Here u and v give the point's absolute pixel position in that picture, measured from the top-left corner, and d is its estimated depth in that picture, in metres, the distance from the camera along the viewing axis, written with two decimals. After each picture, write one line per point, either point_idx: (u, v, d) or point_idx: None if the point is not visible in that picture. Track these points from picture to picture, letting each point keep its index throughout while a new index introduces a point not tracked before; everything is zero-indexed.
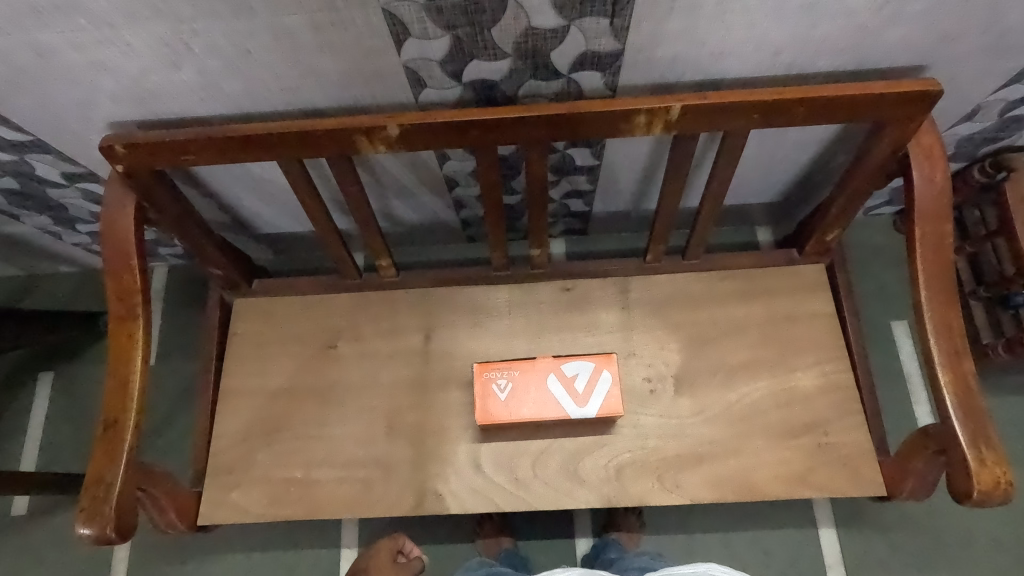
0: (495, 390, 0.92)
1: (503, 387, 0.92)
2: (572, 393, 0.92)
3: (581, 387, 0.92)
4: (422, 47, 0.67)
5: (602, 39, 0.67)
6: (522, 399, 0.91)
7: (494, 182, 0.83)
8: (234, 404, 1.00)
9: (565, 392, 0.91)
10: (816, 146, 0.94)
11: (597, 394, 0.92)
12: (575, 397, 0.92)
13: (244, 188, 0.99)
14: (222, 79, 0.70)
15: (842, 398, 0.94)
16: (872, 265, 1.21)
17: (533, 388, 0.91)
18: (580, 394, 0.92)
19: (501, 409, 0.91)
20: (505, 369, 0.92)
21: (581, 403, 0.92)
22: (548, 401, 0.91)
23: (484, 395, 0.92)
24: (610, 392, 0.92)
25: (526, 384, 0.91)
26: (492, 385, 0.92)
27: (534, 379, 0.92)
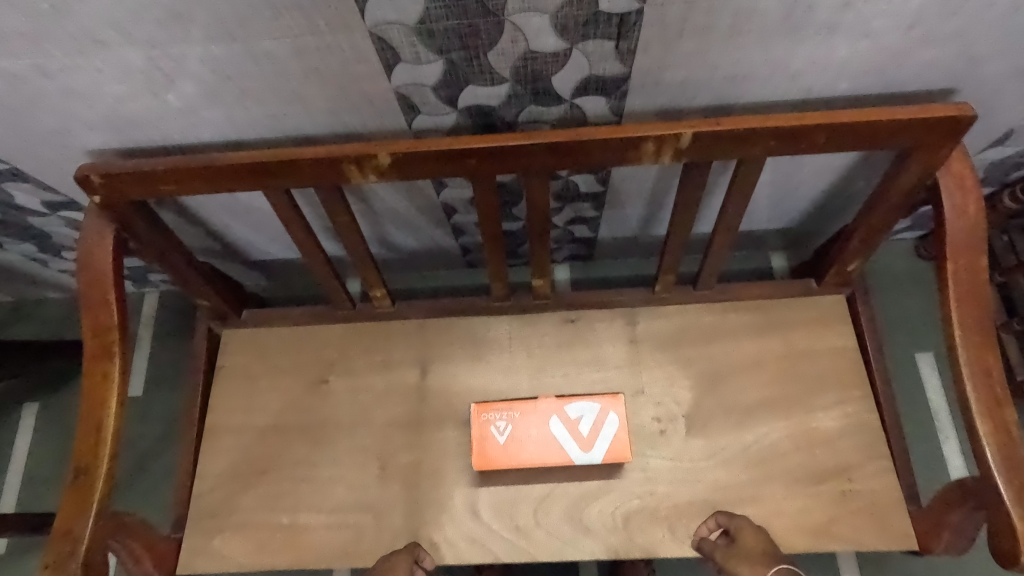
0: (493, 432, 0.87)
1: (501, 428, 0.87)
2: (577, 437, 0.87)
3: (586, 431, 0.87)
4: (413, 72, 0.62)
5: (607, 62, 0.63)
6: (522, 444, 0.87)
7: (494, 210, 0.78)
8: (218, 444, 0.95)
9: (569, 436, 0.87)
10: (836, 171, 0.88)
11: (603, 438, 0.87)
12: (581, 441, 0.87)
13: (232, 215, 0.95)
14: (202, 107, 0.66)
15: (866, 441, 0.88)
16: (895, 294, 1.14)
17: (535, 431, 0.87)
18: (586, 438, 0.87)
19: (500, 454, 0.87)
20: (504, 410, 0.87)
21: (586, 447, 0.87)
22: (551, 446, 0.86)
23: (481, 438, 0.87)
24: (618, 436, 0.87)
25: (527, 427, 0.87)
26: (490, 427, 0.87)
27: (536, 421, 0.87)
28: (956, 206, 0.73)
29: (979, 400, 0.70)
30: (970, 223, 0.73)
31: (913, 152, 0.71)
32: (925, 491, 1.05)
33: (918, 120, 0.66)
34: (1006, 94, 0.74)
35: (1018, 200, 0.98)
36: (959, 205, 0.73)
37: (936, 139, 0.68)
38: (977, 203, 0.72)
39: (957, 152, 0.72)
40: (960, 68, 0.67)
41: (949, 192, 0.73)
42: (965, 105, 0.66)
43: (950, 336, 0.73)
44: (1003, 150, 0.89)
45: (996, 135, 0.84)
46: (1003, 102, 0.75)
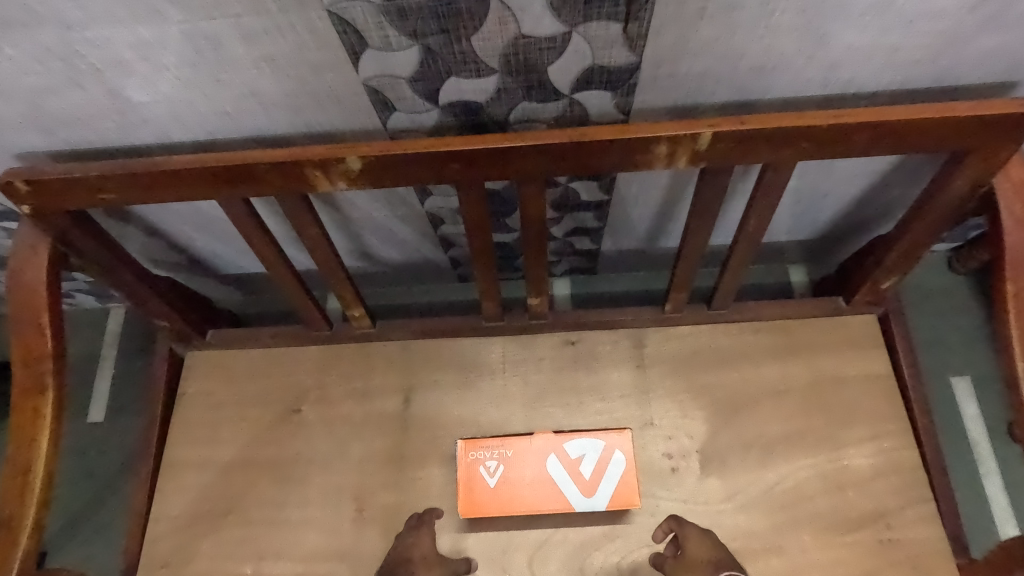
0: (483, 473, 0.78)
1: (492, 468, 0.78)
2: (579, 480, 0.77)
3: (588, 473, 0.78)
4: (384, 60, 0.53)
5: (612, 49, 0.53)
6: (514, 487, 0.77)
7: (483, 221, 0.69)
8: (177, 481, 0.85)
9: (570, 479, 0.77)
10: (869, 177, 0.79)
11: (607, 481, 0.77)
12: (583, 485, 0.77)
13: (194, 226, 0.85)
14: (139, 102, 0.57)
15: (904, 482, 0.78)
16: (927, 312, 1.04)
17: (531, 473, 0.77)
18: (587, 482, 0.77)
19: (490, 498, 0.77)
20: (496, 447, 0.78)
21: (588, 491, 0.77)
22: (549, 489, 0.77)
23: (468, 479, 0.78)
24: (625, 479, 0.77)
25: (522, 467, 0.78)
26: (479, 467, 0.78)
27: (531, 460, 0.78)
28: (1016, 217, 0.63)
29: None
30: None
31: (967, 156, 0.61)
32: (966, 533, 0.95)
33: (976, 118, 0.56)
34: None
35: None
36: (1020, 216, 0.63)
37: (995, 140, 0.58)
38: None
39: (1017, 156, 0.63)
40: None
41: (1008, 201, 0.63)
42: None
43: (1011, 367, 0.64)
44: None
45: None
46: None
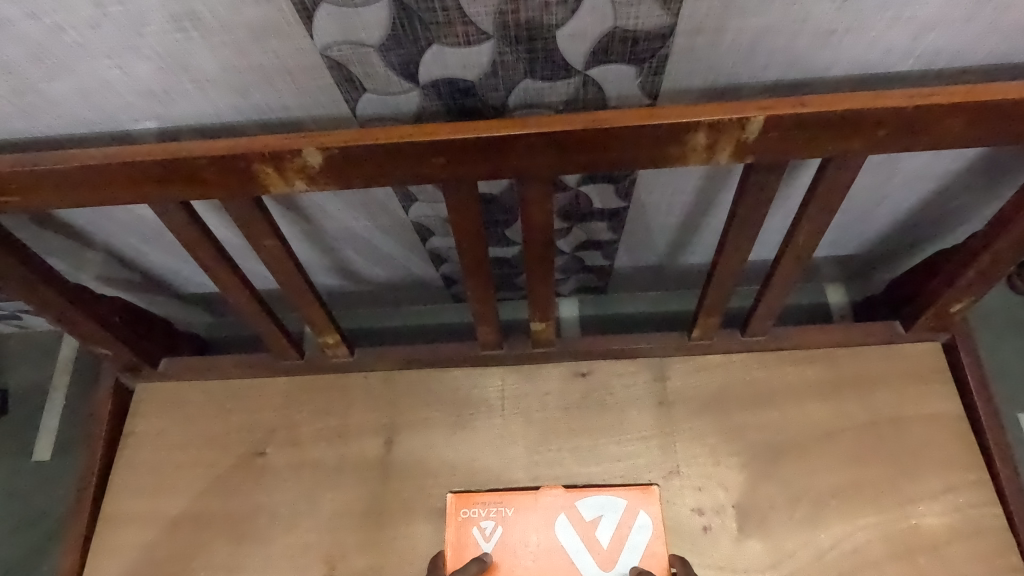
0: (477, 536, 0.62)
1: (487, 529, 0.62)
2: (596, 549, 0.61)
3: (607, 541, 0.62)
4: (347, 21, 0.41)
5: (638, 6, 0.41)
6: (512, 556, 0.61)
7: (476, 230, 0.57)
8: (117, 538, 0.72)
9: (582, 547, 0.61)
10: (936, 178, 0.66)
11: (631, 551, 0.61)
12: (601, 556, 0.61)
13: (143, 238, 0.73)
14: (40, 78, 0.45)
15: (987, 546, 0.64)
16: (985, 337, 0.91)
17: (536, 538, 0.62)
18: (606, 551, 0.61)
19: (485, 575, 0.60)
20: (492, 503, 0.63)
21: (607, 566, 0.61)
22: (555, 562, 0.61)
23: (458, 545, 0.61)
24: (653, 550, 0.61)
25: (524, 531, 0.62)
26: (472, 527, 0.62)
27: (537, 522, 0.62)
28: None
29: None
30: None
31: None
32: None
33: None
34: None
35: None
36: None
37: None
38: None
39: None
40: None
41: None
42: None
43: None
44: None
45: None
46: None
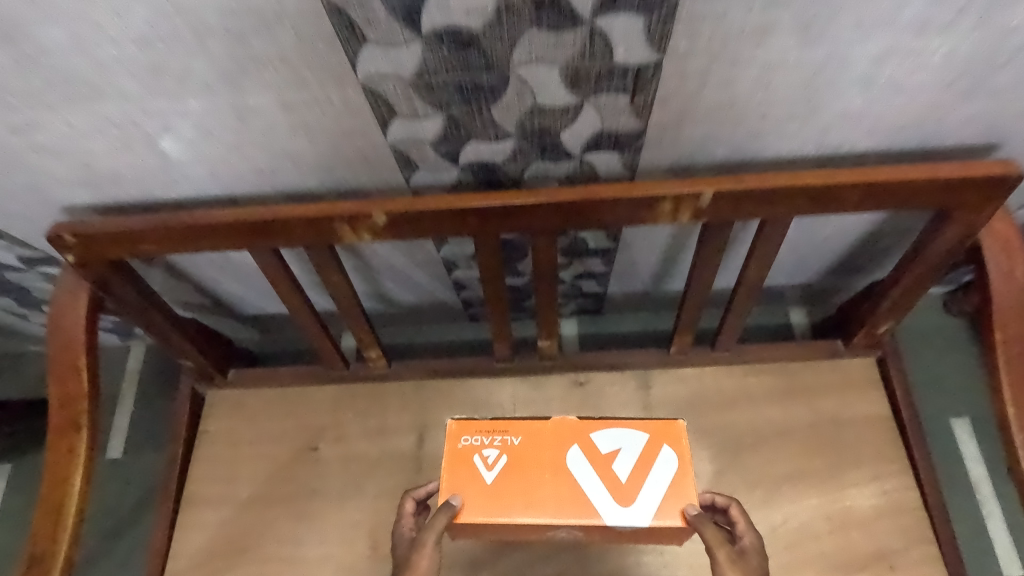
0: (474, 463, 0.56)
1: (486, 456, 0.57)
2: (613, 482, 0.55)
3: (626, 474, 0.55)
4: (411, 127, 0.57)
5: (621, 117, 0.57)
6: (512, 483, 0.56)
7: (498, 269, 0.73)
8: (197, 518, 0.88)
9: (599, 479, 0.55)
10: (864, 225, 0.82)
11: (652, 487, 0.55)
12: (618, 488, 0.55)
13: (219, 270, 0.89)
14: (183, 162, 0.61)
15: (906, 522, 0.80)
16: (924, 351, 1.07)
17: (545, 469, 0.56)
18: (625, 484, 0.55)
19: (478, 505, 0.55)
20: (497, 432, 0.57)
21: (626, 502, 0.55)
22: (567, 494, 0.55)
23: (452, 471, 0.56)
24: (677, 487, 0.55)
25: (533, 463, 0.56)
26: (468, 454, 0.57)
27: (548, 453, 0.57)
28: (1002, 269, 0.66)
29: None
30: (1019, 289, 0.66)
31: (954, 213, 0.65)
32: None
33: (958, 179, 0.61)
34: None
35: None
36: (1006, 268, 0.66)
37: (979, 200, 0.62)
38: None
39: (999, 211, 0.66)
40: (1004, 122, 0.60)
41: (993, 255, 0.66)
42: (1013, 164, 0.60)
43: (1002, 413, 0.66)
44: None
45: None
46: None
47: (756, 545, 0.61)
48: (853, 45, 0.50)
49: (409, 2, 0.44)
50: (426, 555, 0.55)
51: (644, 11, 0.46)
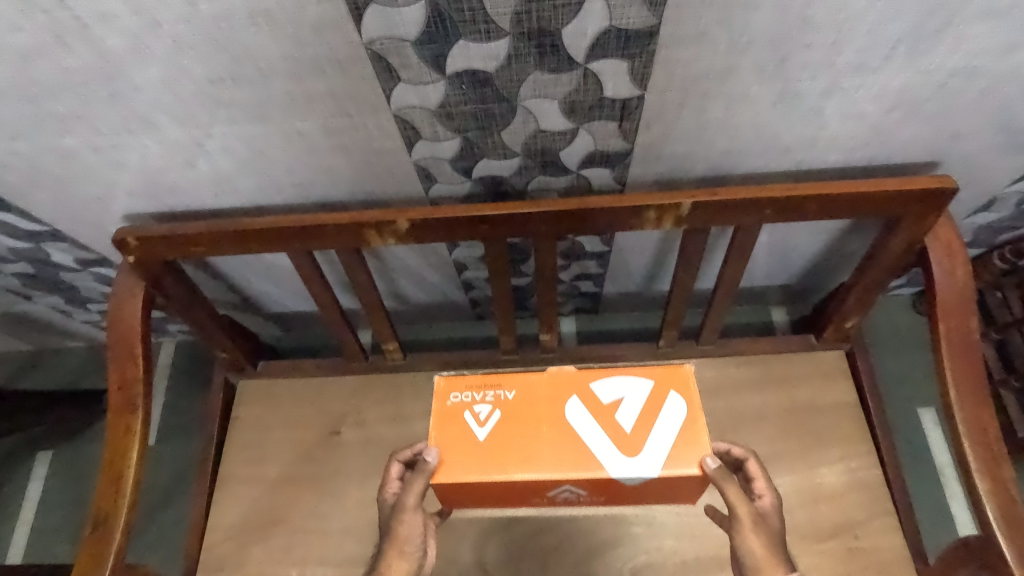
0: (468, 420, 0.60)
1: (480, 413, 0.60)
2: (616, 434, 0.58)
3: (630, 425, 0.58)
4: (432, 147, 0.67)
5: (611, 139, 0.67)
6: (509, 438, 0.58)
7: (504, 269, 0.82)
8: (231, 494, 0.97)
9: (603, 432, 0.58)
10: (830, 232, 0.92)
11: (657, 436, 0.57)
12: (622, 440, 0.57)
13: (253, 271, 0.99)
14: (235, 176, 0.71)
15: (870, 497, 0.89)
16: (893, 347, 1.18)
17: (543, 420, 0.59)
18: (630, 436, 0.58)
19: (475, 459, 0.58)
20: (489, 388, 0.61)
21: (633, 452, 0.57)
22: (566, 444, 0.57)
23: (448, 428, 0.59)
24: (685, 434, 0.57)
25: (529, 414, 0.59)
26: (463, 411, 0.60)
27: (545, 406, 0.60)
28: (945, 269, 0.76)
29: (975, 459, 0.72)
30: (959, 287, 0.76)
31: (901, 221, 0.74)
32: (934, 554, 1.04)
33: (902, 191, 0.70)
34: (988, 169, 0.76)
35: (1008, 260, 0.97)
36: (948, 269, 0.76)
37: (921, 209, 0.72)
38: (965, 266, 0.76)
39: (943, 219, 0.76)
40: (939, 142, 0.70)
41: (937, 257, 0.76)
42: (948, 178, 0.70)
43: (946, 395, 0.75)
44: (989, 215, 0.90)
45: (981, 203, 0.85)
46: (985, 177, 0.78)
47: (774, 503, 0.68)
48: (802, 80, 0.60)
49: (436, 49, 0.54)
50: (405, 522, 0.68)
51: (628, 56, 0.56)
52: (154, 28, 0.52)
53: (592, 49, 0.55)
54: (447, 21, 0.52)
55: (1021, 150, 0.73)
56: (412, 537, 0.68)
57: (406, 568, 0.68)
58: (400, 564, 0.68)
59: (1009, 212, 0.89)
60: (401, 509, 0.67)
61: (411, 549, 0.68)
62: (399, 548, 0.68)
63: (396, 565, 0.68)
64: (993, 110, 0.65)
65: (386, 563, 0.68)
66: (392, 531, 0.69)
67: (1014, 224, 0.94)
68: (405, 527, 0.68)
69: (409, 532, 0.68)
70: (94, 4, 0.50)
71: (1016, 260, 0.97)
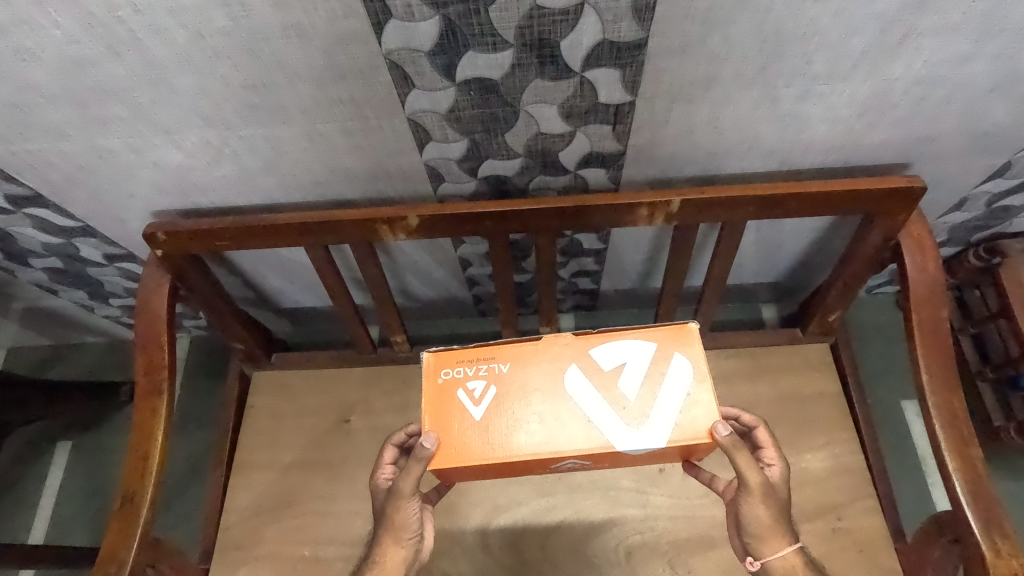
0: (463, 397, 0.64)
1: (475, 390, 0.64)
2: (621, 403, 0.63)
3: (634, 393, 0.63)
4: (442, 148, 0.73)
5: (605, 141, 0.73)
6: (507, 412, 0.63)
7: (506, 264, 0.87)
8: (246, 478, 1.02)
9: (606, 402, 0.63)
10: (813, 230, 0.98)
11: (661, 402, 0.62)
12: (626, 409, 0.62)
13: (268, 267, 1.05)
14: (259, 175, 0.77)
15: (852, 480, 0.94)
16: (876, 343, 1.26)
17: (540, 392, 0.64)
18: (634, 405, 0.62)
19: (475, 436, 0.63)
20: (482, 362, 0.65)
21: (639, 421, 0.62)
22: (568, 416, 0.63)
23: (445, 405, 0.63)
24: (691, 394, 0.63)
25: (526, 385, 0.64)
26: (458, 389, 0.64)
27: (542, 378, 0.64)
28: (917, 264, 0.81)
29: (948, 439, 0.77)
30: (931, 279, 0.81)
31: (876, 218, 0.80)
32: (913, 532, 1.13)
33: (876, 190, 0.76)
34: (957, 170, 0.82)
35: (982, 258, 1.03)
36: (920, 264, 0.81)
37: (893, 207, 0.78)
38: (936, 261, 0.81)
39: (915, 217, 0.82)
40: (908, 145, 0.76)
41: (910, 252, 0.81)
42: (917, 178, 0.76)
43: (920, 381, 0.80)
44: (962, 215, 0.96)
45: (953, 202, 0.92)
46: (954, 177, 0.84)
47: (783, 472, 0.74)
48: (778, 87, 0.66)
49: (447, 59, 0.60)
50: (401, 509, 0.70)
51: (620, 65, 0.62)
52: (196, 39, 0.58)
53: (588, 60, 0.61)
54: (457, 34, 0.58)
55: (986, 153, 0.79)
56: (407, 523, 0.72)
57: (402, 553, 0.73)
58: (395, 550, 0.73)
59: (981, 211, 0.96)
60: (396, 496, 0.69)
61: (407, 535, 0.73)
62: (395, 536, 0.72)
63: (391, 551, 0.72)
64: (956, 115, 0.72)
65: (382, 548, 0.72)
66: (389, 518, 0.72)
67: (987, 223, 1.00)
68: (401, 514, 0.71)
69: (404, 518, 0.72)
70: (145, 19, 0.56)
71: (990, 259, 1.01)
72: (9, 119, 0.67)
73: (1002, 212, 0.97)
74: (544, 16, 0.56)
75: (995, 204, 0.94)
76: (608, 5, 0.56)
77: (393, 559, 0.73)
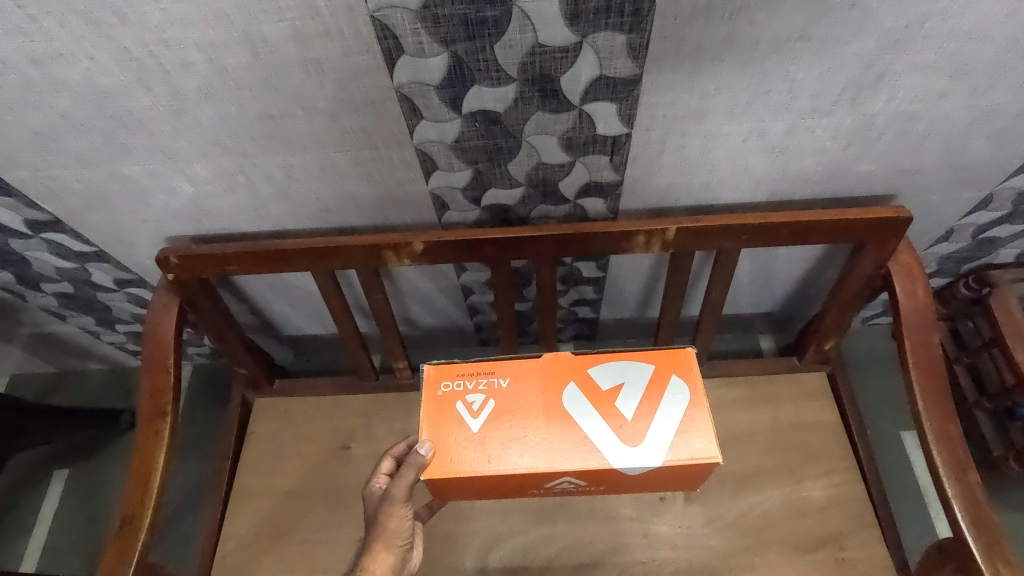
0: (462, 410, 0.65)
1: (474, 403, 0.65)
2: (618, 423, 0.64)
3: (631, 413, 0.64)
4: (447, 177, 0.76)
5: (603, 171, 0.76)
6: (504, 427, 0.64)
7: (507, 290, 0.89)
8: (245, 505, 1.01)
9: (604, 421, 0.64)
10: (806, 260, 1.01)
11: (658, 424, 0.63)
12: (624, 429, 0.63)
13: (275, 294, 1.07)
14: (271, 202, 0.80)
15: (853, 510, 0.94)
16: (873, 374, 1.28)
17: (538, 410, 0.65)
18: (631, 425, 0.63)
19: (470, 448, 0.63)
20: (481, 378, 0.66)
21: (636, 441, 0.63)
22: (566, 435, 0.63)
23: (443, 416, 0.65)
24: (688, 416, 0.64)
25: (525, 404, 0.65)
26: (457, 401, 0.65)
27: (542, 397, 0.65)
28: (907, 291, 0.83)
29: (945, 465, 0.78)
30: (921, 305, 0.83)
31: (865, 246, 0.83)
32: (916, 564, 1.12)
33: (864, 220, 0.78)
34: (941, 200, 0.86)
35: (973, 288, 1.05)
36: (910, 290, 0.83)
37: (882, 236, 0.80)
38: (925, 289, 0.83)
39: (903, 246, 0.85)
40: (893, 177, 0.80)
41: (900, 279, 0.84)
42: (902, 208, 0.79)
43: (915, 406, 0.82)
44: (950, 246, 1.00)
45: (941, 232, 0.95)
46: (939, 207, 0.87)
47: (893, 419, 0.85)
48: (767, 121, 0.70)
49: (454, 92, 0.64)
50: (395, 515, 0.69)
51: (616, 99, 0.66)
52: (221, 73, 0.62)
53: (586, 94, 0.65)
54: (464, 69, 0.62)
55: (969, 184, 0.83)
56: (400, 530, 0.70)
57: (391, 559, 0.70)
58: (385, 556, 0.70)
59: (967, 243, 0.99)
60: (392, 504, 0.69)
61: (399, 542, 0.71)
62: (387, 541, 0.70)
63: (381, 557, 0.69)
64: (937, 149, 0.75)
65: (371, 555, 0.69)
66: (380, 523, 0.70)
67: (975, 254, 1.03)
68: (394, 520, 0.70)
69: (398, 524, 0.70)
70: (173, 54, 0.60)
71: (980, 289, 1.03)
72: (36, 146, 0.70)
73: (988, 244, 1.00)
74: (545, 53, 0.60)
75: (981, 236, 0.97)
76: (605, 44, 0.60)
77: (383, 565, 0.69)
